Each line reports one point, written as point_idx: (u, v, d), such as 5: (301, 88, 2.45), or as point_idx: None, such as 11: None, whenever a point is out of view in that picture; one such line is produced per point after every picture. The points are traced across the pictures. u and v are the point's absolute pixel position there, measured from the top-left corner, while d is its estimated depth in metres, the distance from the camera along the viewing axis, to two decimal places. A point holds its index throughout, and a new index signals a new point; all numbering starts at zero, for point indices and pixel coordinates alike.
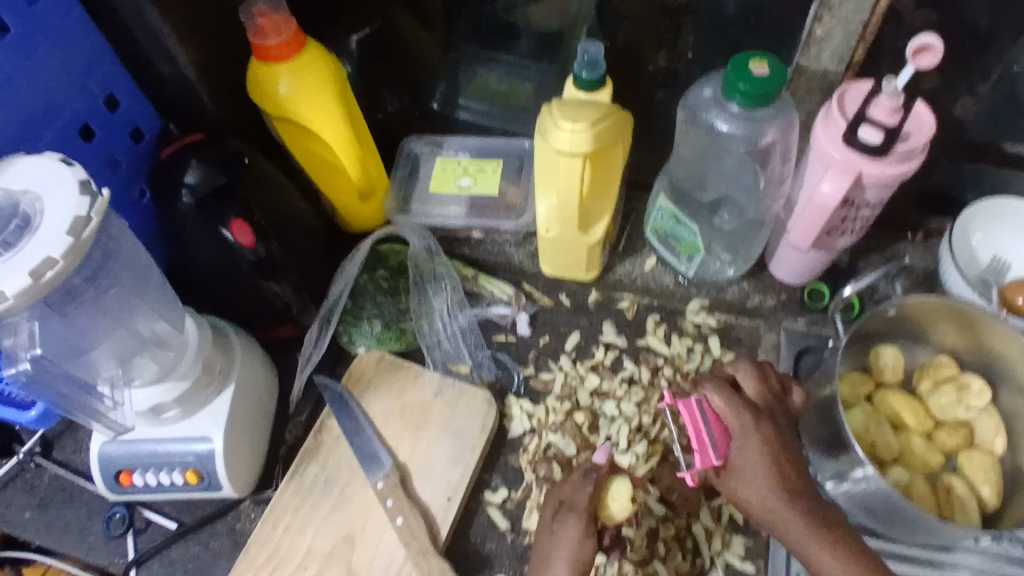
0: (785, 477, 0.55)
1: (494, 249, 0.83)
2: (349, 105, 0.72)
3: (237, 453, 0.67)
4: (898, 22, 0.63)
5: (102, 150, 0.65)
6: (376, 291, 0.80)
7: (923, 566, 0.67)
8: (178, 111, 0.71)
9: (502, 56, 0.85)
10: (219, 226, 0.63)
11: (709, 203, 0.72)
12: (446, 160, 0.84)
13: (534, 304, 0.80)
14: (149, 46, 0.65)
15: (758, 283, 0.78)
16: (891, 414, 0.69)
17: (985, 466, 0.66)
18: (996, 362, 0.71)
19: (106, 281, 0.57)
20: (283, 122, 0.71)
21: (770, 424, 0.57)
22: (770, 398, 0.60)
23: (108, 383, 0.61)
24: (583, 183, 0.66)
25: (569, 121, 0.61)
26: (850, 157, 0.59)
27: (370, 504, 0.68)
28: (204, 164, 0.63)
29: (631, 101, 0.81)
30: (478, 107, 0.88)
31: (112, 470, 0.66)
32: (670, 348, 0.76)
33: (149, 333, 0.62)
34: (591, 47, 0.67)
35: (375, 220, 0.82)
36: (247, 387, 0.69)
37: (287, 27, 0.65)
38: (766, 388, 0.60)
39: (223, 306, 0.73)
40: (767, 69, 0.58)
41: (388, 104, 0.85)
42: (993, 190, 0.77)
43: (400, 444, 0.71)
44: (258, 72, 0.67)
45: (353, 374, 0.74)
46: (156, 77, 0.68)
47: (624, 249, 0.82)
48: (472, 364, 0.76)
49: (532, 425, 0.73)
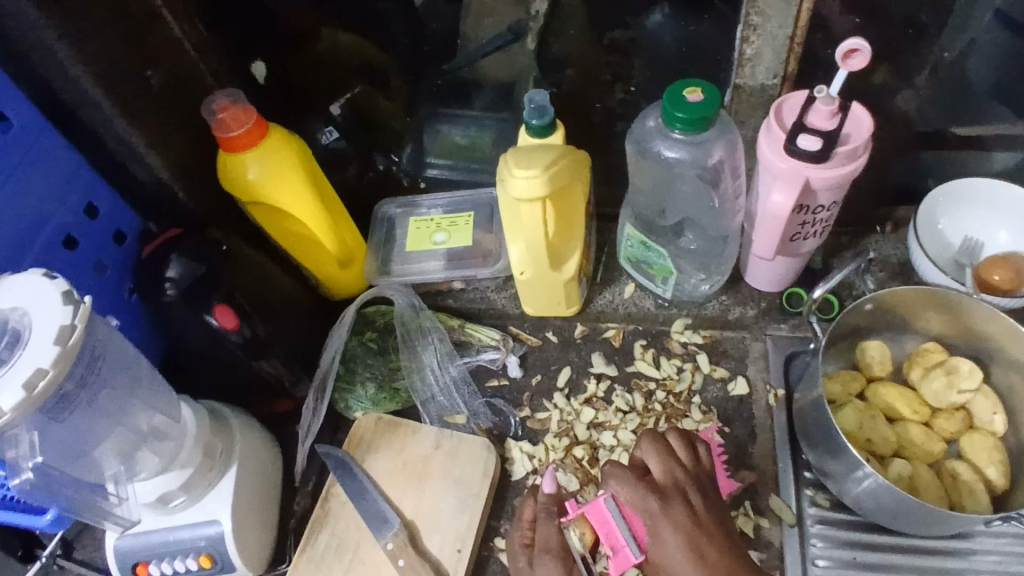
0: (704, 558, 0.54)
1: (476, 296, 0.85)
2: (316, 179, 0.75)
3: (247, 532, 0.68)
4: (828, 32, 0.66)
5: (88, 256, 0.69)
6: (366, 353, 0.82)
7: (942, 556, 0.66)
8: (158, 210, 0.75)
9: (460, 112, 0.89)
10: (204, 313, 0.65)
11: (673, 226, 0.74)
12: (419, 220, 0.87)
13: (522, 345, 0.81)
14: (122, 155, 0.68)
15: (735, 296, 0.80)
16: (887, 408, 0.70)
17: (988, 446, 0.67)
18: (981, 342, 0.71)
19: (97, 385, 0.58)
20: (256, 205, 0.74)
21: (680, 509, 0.57)
22: (677, 474, 0.60)
23: (113, 480, 0.63)
24: (547, 224, 0.68)
25: (523, 168, 0.63)
26: (794, 166, 0.60)
27: (382, 566, 0.69)
28: (185, 256, 0.66)
29: (590, 137, 0.83)
30: (445, 164, 0.90)
31: (128, 563, 0.67)
32: (660, 371, 0.77)
33: (146, 427, 0.64)
34: (538, 95, 0.70)
35: (358, 285, 0.85)
36: (249, 466, 0.70)
37: (248, 117, 0.69)
38: (670, 466, 0.60)
39: (221, 389, 0.75)
40: (701, 94, 0.60)
41: (376, 164, 0.88)
42: (952, 173, 0.79)
43: (406, 503, 0.72)
44: (226, 162, 0.71)
45: (353, 439, 0.76)
46: (132, 180, 0.71)
47: (603, 280, 0.84)
48: (468, 414, 0.77)
49: (534, 466, 0.74)
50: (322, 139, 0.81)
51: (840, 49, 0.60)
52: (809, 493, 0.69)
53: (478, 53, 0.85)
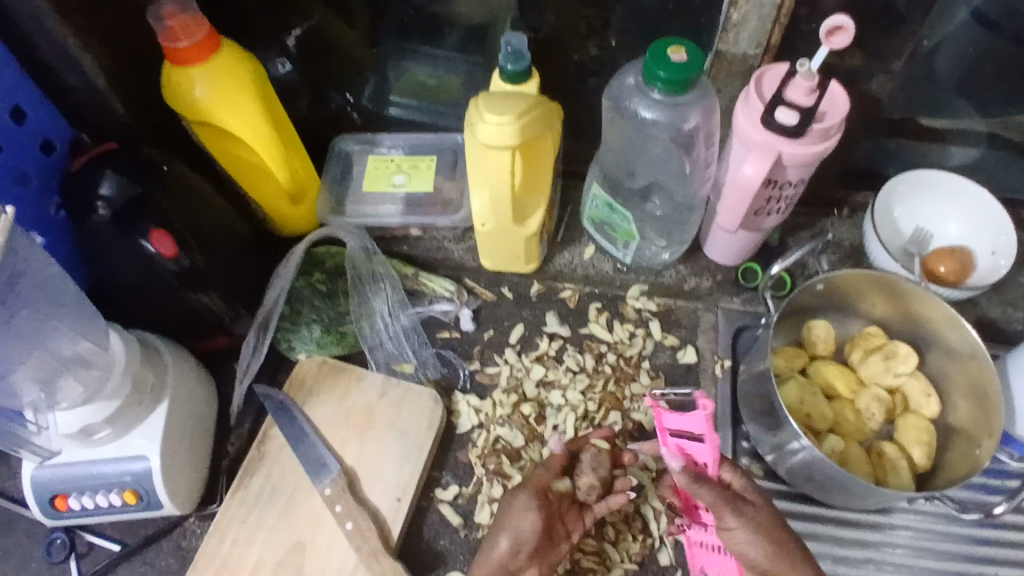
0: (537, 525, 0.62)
1: (432, 245, 0.83)
2: (270, 105, 0.70)
3: (176, 470, 0.65)
4: (813, 6, 0.63)
5: (10, 165, 0.62)
6: (313, 295, 0.78)
7: (863, 529, 0.68)
8: (90, 122, 0.68)
9: (433, 50, 0.83)
10: (138, 238, 0.60)
11: (640, 190, 0.73)
12: (378, 158, 0.83)
13: (476, 299, 0.80)
14: (53, 56, 0.62)
15: (692, 266, 0.80)
16: (825, 385, 0.72)
17: (919, 428, 0.69)
18: (921, 329, 0.73)
19: (16, 304, 0.55)
20: (202, 126, 0.69)
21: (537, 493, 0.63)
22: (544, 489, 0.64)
23: (31, 408, 0.60)
24: (514, 175, 0.65)
25: (494, 114, 0.61)
26: (768, 138, 0.60)
27: (319, 511, 0.67)
28: (119, 173, 0.61)
29: (563, 89, 0.81)
30: (409, 103, 0.88)
31: (45, 496, 0.63)
32: (613, 335, 0.77)
33: (70, 354, 0.60)
34: (515, 39, 0.66)
35: (309, 222, 0.81)
36: (182, 402, 0.67)
37: (200, 28, 0.63)
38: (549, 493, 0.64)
39: (148, 321, 0.71)
40: (685, 55, 0.59)
41: (330, 100, 0.86)
42: (910, 163, 0.81)
43: (346, 449, 0.70)
44: (171, 76, 0.65)
45: (295, 380, 0.73)
46: (59, 85, 0.65)
47: (563, 239, 0.83)
48: (417, 363, 0.76)
49: (480, 420, 0.73)
50: (276, 70, 0.80)
51: (838, 21, 0.58)
52: (744, 462, 0.71)
53: None
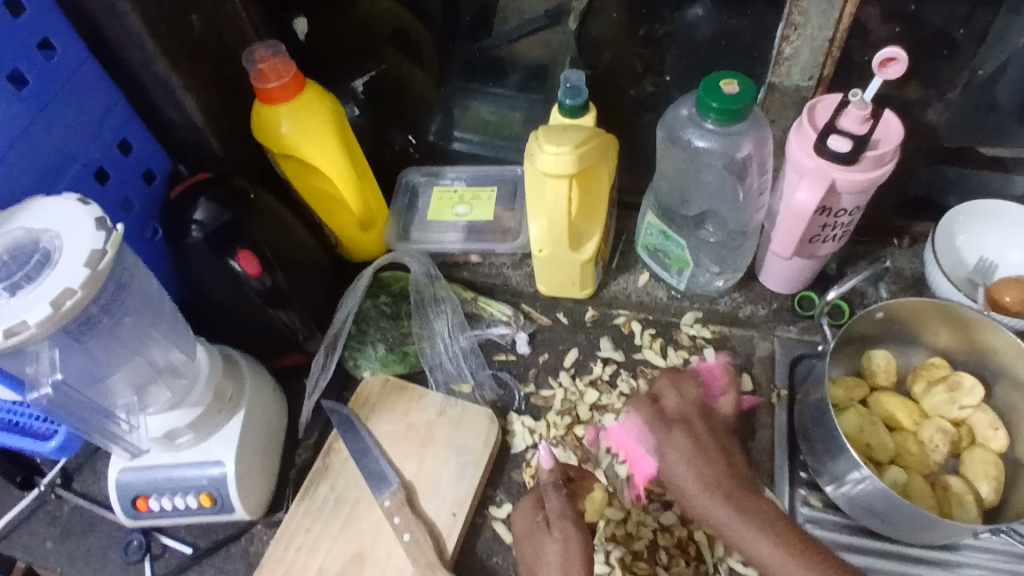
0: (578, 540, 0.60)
1: (491, 272, 0.87)
2: (347, 140, 0.76)
3: (248, 476, 0.69)
4: (864, 37, 0.66)
5: (117, 192, 0.69)
6: (380, 316, 0.83)
7: (927, 566, 0.66)
8: (187, 154, 0.76)
9: (491, 89, 0.89)
10: (227, 258, 0.66)
11: (694, 217, 0.76)
12: (442, 190, 0.89)
13: (532, 323, 0.82)
14: (160, 96, 0.69)
15: (747, 294, 0.81)
16: (887, 416, 0.70)
17: (986, 461, 0.66)
18: (988, 360, 0.71)
19: (120, 311, 0.60)
20: (285, 159, 0.75)
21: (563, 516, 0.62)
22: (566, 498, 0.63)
23: (125, 409, 0.66)
24: (571, 203, 0.69)
25: (554, 144, 0.64)
26: (823, 166, 0.61)
27: (379, 522, 0.70)
28: (212, 200, 0.67)
29: (618, 123, 0.84)
30: (472, 138, 0.93)
31: (129, 496, 0.68)
32: (667, 360, 0.78)
33: (162, 362, 0.66)
34: (573, 75, 0.70)
35: (378, 248, 0.86)
36: (257, 413, 0.71)
37: (287, 70, 0.70)
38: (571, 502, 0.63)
39: (233, 337, 0.77)
40: (738, 86, 0.61)
41: (393, 140, 0.92)
42: (973, 193, 0.79)
43: (405, 463, 0.73)
44: (261, 114, 0.72)
45: (360, 397, 0.77)
46: (164, 121, 0.72)
47: (618, 267, 0.85)
48: (474, 384, 0.79)
49: (534, 440, 0.75)
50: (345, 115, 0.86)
51: (893, 48, 0.59)
52: (802, 492, 0.70)
53: (517, 32, 0.81)
